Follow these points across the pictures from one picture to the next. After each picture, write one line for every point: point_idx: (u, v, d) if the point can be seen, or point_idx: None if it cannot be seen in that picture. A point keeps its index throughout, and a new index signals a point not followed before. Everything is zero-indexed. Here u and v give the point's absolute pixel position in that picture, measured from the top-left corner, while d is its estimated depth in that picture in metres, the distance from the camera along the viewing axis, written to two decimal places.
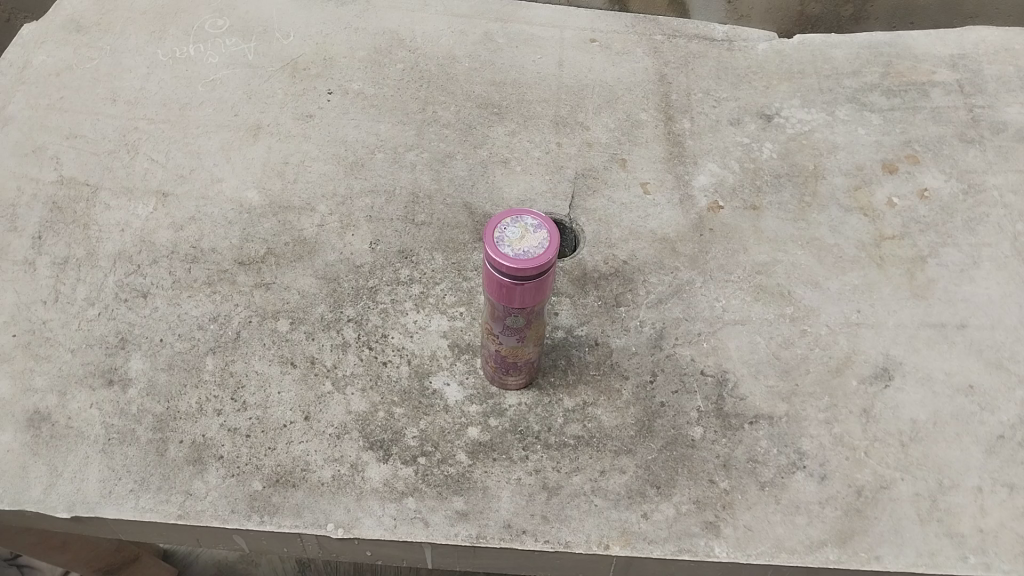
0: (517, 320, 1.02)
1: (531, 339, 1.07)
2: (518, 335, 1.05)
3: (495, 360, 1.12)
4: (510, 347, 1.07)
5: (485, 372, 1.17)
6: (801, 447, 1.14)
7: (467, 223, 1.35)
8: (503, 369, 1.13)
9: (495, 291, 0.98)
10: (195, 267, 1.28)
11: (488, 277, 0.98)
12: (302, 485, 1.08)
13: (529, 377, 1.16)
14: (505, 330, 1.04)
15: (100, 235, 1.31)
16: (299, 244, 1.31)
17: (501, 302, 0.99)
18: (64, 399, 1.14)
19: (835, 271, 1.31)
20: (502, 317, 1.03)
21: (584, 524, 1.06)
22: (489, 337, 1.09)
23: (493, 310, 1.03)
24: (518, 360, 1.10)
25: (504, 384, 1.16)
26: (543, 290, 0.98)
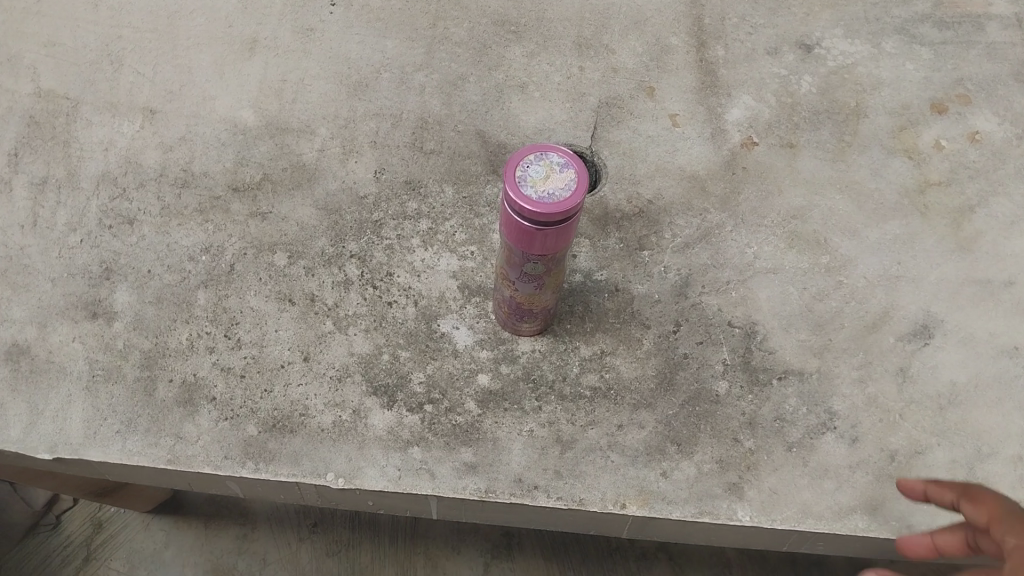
0: (536, 267, 0.94)
1: (549, 287, 0.98)
2: (536, 282, 0.97)
3: (509, 307, 1.04)
4: (526, 294, 0.99)
5: (497, 317, 1.10)
6: (832, 407, 1.07)
7: (479, 152, 1.25)
8: (517, 317, 1.05)
9: (514, 235, 0.89)
10: (185, 193, 1.18)
11: (507, 220, 0.89)
12: (301, 430, 1.01)
13: (545, 324, 1.08)
14: (522, 276, 0.96)
15: (81, 153, 1.20)
16: (297, 170, 1.21)
17: (520, 248, 0.91)
18: (45, 332, 1.07)
19: (875, 219, 1.22)
20: (520, 263, 0.94)
21: (600, 481, 1.00)
22: (504, 283, 1.00)
23: (510, 255, 0.94)
24: (534, 308, 1.02)
25: (518, 332, 1.09)
26: (566, 237, 0.89)
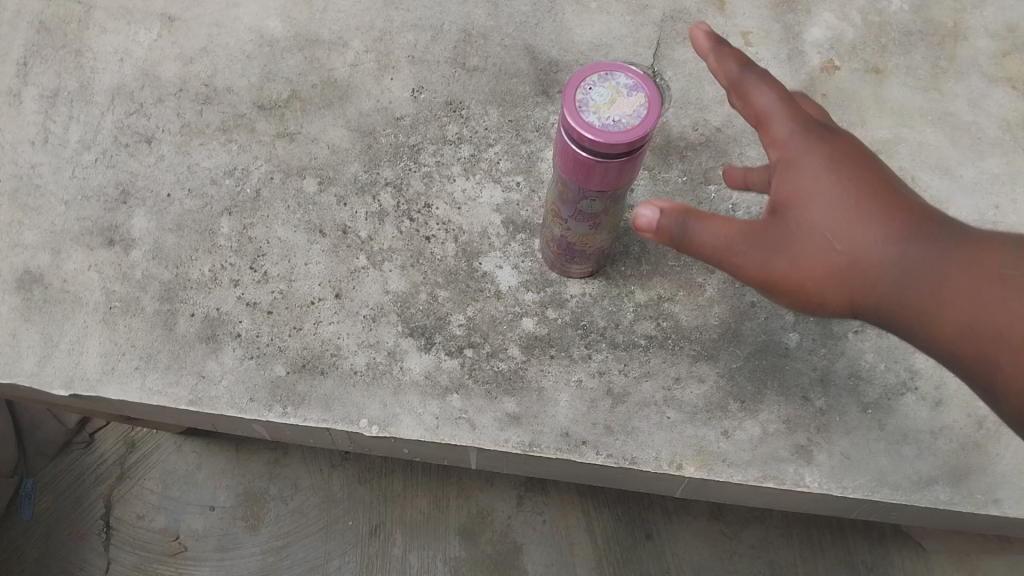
0: (593, 204, 0.83)
1: (605, 226, 0.88)
2: (591, 220, 0.86)
3: (559, 246, 0.94)
4: (579, 233, 0.89)
5: (545, 256, 1.00)
6: (913, 365, 0.97)
7: (528, 70, 1.12)
8: (567, 257, 0.95)
9: (570, 167, 0.78)
10: (206, 109, 1.08)
11: (563, 149, 0.78)
12: (332, 373, 0.94)
13: (597, 265, 0.98)
14: (576, 213, 0.86)
15: (95, 63, 1.10)
16: (328, 86, 1.10)
17: (576, 182, 0.80)
18: (58, 259, 0.99)
19: (971, 156, 1.09)
20: (575, 200, 0.84)
21: (654, 438, 0.92)
22: (555, 220, 0.90)
23: (563, 189, 0.84)
24: (587, 247, 0.92)
25: (567, 273, 0.99)
26: (630, 171, 0.78)
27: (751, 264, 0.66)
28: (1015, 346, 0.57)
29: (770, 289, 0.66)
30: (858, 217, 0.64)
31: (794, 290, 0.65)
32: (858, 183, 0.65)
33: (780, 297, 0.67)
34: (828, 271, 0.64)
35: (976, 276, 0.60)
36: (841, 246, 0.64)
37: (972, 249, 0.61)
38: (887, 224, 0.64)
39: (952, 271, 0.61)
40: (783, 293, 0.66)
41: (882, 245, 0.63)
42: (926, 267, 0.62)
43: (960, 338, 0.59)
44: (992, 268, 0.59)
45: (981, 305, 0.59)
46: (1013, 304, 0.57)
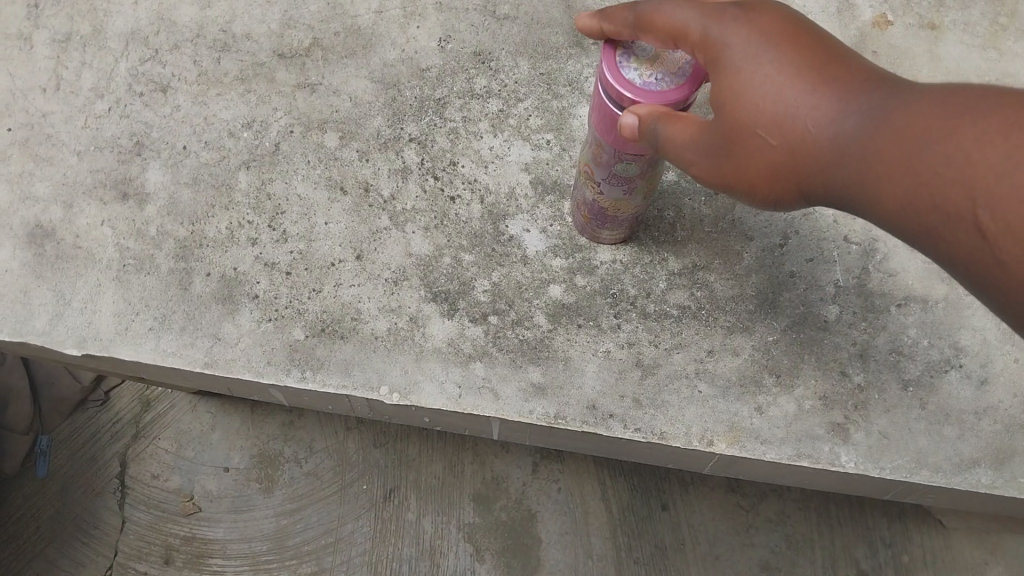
0: (628, 167, 0.78)
1: (640, 193, 0.83)
2: (625, 186, 0.82)
3: (589, 209, 0.89)
4: (611, 198, 0.85)
5: (574, 219, 0.95)
6: (958, 342, 0.93)
7: (562, 20, 1.06)
8: (598, 222, 0.91)
9: (607, 126, 0.73)
10: (224, 57, 1.03)
11: (600, 108, 0.73)
12: (352, 337, 0.90)
13: (629, 233, 0.94)
14: (609, 177, 0.81)
15: (108, 6, 1.05)
16: (351, 34, 1.05)
17: (612, 142, 0.75)
18: (70, 213, 0.96)
19: None
20: (609, 163, 0.79)
21: (685, 413, 0.89)
22: (585, 182, 0.86)
23: (597, 150, 0.79)
24: (620, 213, 0.87)
25: (598, 238, 0.94)
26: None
27: (707, 173, 0.64)
28: (964, 223, 0.51)
29: (735, 192, 0.65)
30: (784, 104, 0.59)
31: (757, 192, 0.63)
32: (779, 61, 0.60)
33: (748, 198, 0.65)
34: (778, 169, 0.61)
35: (919, 141, 0.54)
36: (780, 140, 0.60)
37: (910, 110, 0.55)
38: (829, 99, 0.58)
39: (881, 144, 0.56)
40: (749, 194, 0.64)
41: (827, 125, 0.58)
42: (869, 145, 0.56)
43: (913, 217, 0.54)
44: (937, 126, 0.53)
45: (930, 176, 0.53)
46: (963, 172, 0.51)
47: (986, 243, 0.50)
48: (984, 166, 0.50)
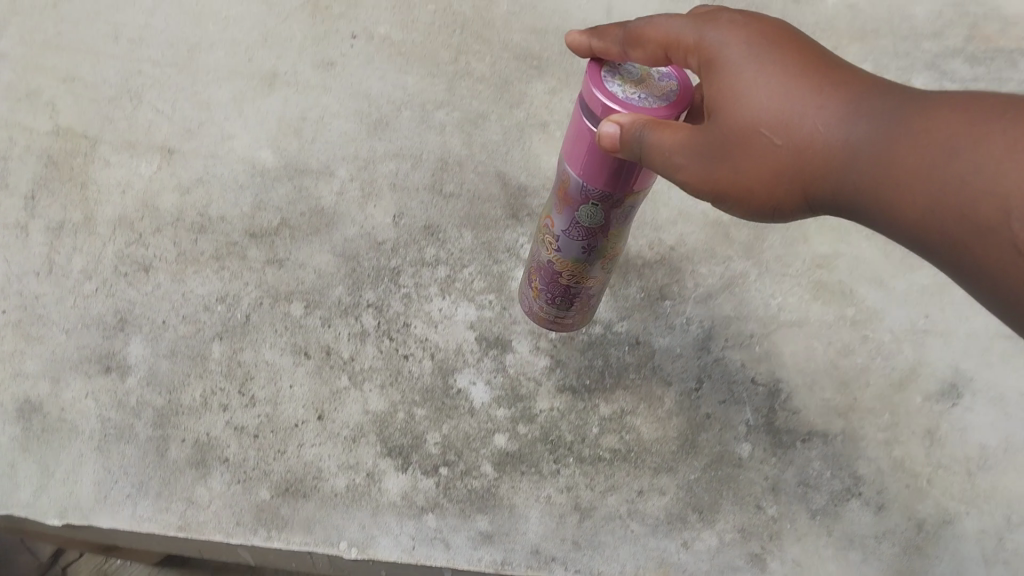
0: (593, 213, 0.90)
1: (598, 251, 0.95)
2: (585, 238, 0.94)
3: (543, 276, 1.03)
4: (569, 259, 0.97)
5: (527, 294, 1.11)
6: (858, 472, 1.04)
7: (499, 195, 1.24)
8: (550, 289, 1.04)
9: (577, 159, 0.84)
10: (201, 238, 1.16)
11: (570, 143, 0.84)
12: (314, 495, 1.00)
13: (572, 318, 1.09)
14: (573, 223, 0.92)
15: (98, 197, 1.19)
16: (315, 214, 1.20)
17: (580, 177, 0.86)
18: (57, 387, 1.05)
19: (903, 269, 1.22)
20: (570, 208, 0.91)
21: (619, 552, 0.98)
22: (547, 237, 0.98)
23: (564, 192, 0.90)
24: (573, 280, 1.01)
25: (543, 318, 1.10)
26: (634, 184, 0.85)
27: (697, 177, 0.73)
28: (996, 233, 0.60)
29: (725, 197, 0.74)
30: (796, 107, 0.70)
31: (751, 195, 0.73)
32: (795, 78, 0.71)
33: (737, 203, 0.75)
34: (777, 169, 0.71)
35: (928, 149, 0.64)
36: (786, 142, 0.70)
37: (924, 120, 0.66)
38: (839, 109, 0.69)
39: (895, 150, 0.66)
40: (740, 196, 0.74)
41: (822, 133, 0.69)
42: (880, 150, 0.67)
43: (915, 221, 0.66)
44: (947, 139, 0.64)
45: (955, 184, 0.62)
46: (994, 188, 0.60)
47: (977, 211, 0.61)
48: (1000, 175, 0.60)
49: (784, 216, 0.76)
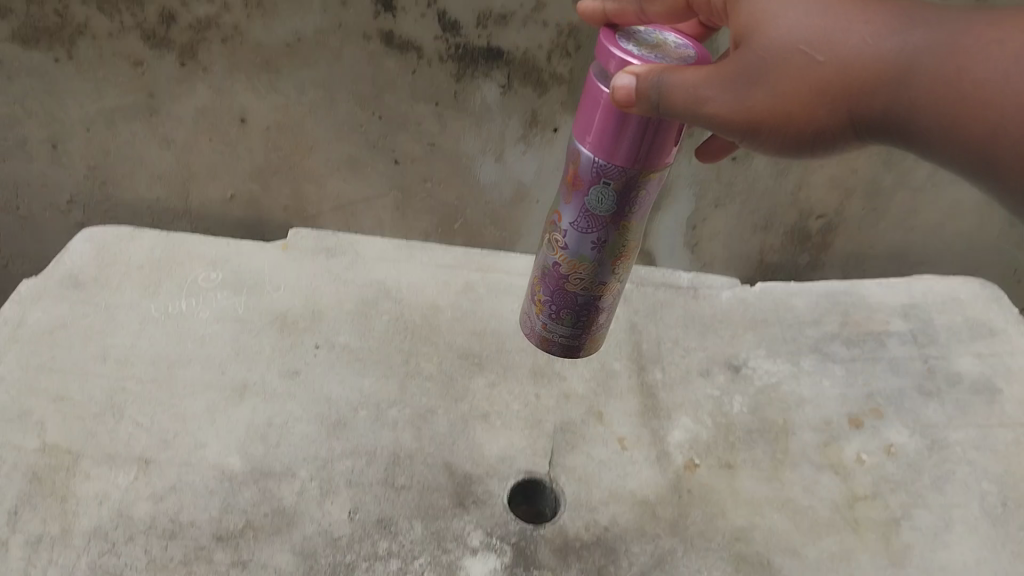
0: (602, 198, 1.17)
1: (606, 248, 1.25)
2: (593, 230, 1.24)
3: (551, 283, 1.36)
4: (575, 257, 1.28)
5: (534, 314, 1.47)
6: None
7: (447, 484, 1.35)
8: (555, 297, 1.38)
9: (588, 128, 1.10)
10: (172, 543, 1.21)
11: (582, 116, 1.11)
12: None
13: (573, 342, 1.47)
14: (584, 211, 1.21)
15: (75, 508, 1.24)
16: (278, 514, 1.27)
17: (590, 148, 1.12)
18: None
19: (812, 537, 1.34)
20: (582, 198, 1.20)
21: None
22: (556, 249, 1.30)
23: (575, 178, 1.19)
24: (580, 287, 1.33)
25: (551, 342, 1.49)
26: (641, 161, 1.10)
27: (735, 107, 0.93)
28: None
29: (760, 129, 0.94)
30: (838, 33, 0.90)
31: (790, 117, 0.92)
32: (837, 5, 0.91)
33: (772, 131, 0.94)
34: (815, 87, 0.90)
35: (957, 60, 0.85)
36: (829, 56, 0.89)
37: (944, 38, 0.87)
38: (868, 23, 0.90)
39: (923, 60, 0.87)
40: (774, 121, 0.93)
41: (865, 49, 0.89)
42: (916, 57, 0.87)
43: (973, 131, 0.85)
44: (971, 57, 0.85)
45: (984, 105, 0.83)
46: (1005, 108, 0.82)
47: None
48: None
49: (808, 146, 0.96)
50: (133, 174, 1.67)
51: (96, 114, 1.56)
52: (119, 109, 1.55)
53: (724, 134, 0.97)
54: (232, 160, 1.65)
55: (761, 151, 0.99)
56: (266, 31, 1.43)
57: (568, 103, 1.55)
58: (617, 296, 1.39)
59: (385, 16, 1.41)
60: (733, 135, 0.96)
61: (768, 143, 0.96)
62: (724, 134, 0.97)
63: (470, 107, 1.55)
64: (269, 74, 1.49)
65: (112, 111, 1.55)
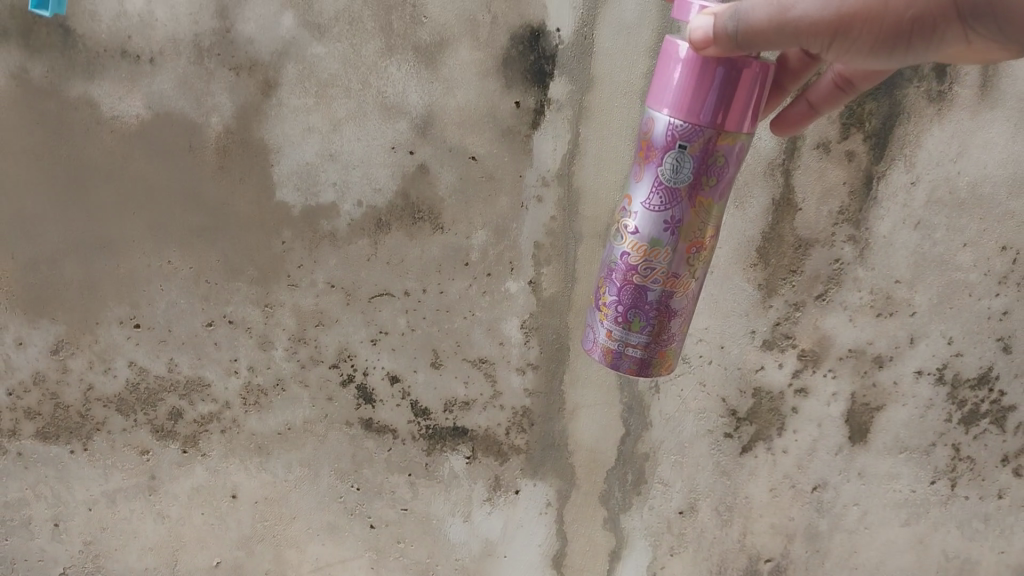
0: (678, 167, 0.92)
1: (681, 230, 0.95)
2: (668, 207, 0.94)
3: (617, 278, 1.00)
4: (648, 242, 0.96)
5: (594, 324, 1.05)
6: None
7: None
8: (624, 298, 1.00)
9: (664, 89, 0.90)
10: None
11: (659, 79, 0.91)
12: None
13: (646, 355, 1.02)
14: (655, 185, 0.94)
15: None
16: None
17: (670, 113, 0.89)
18: None
19: None
20: (651, 193, 0.94)
21: None
22: (623, 233, 0.98)
23: (648, 151, 0.94)
24: (651, 279, 0.98)
25: (618, 357, 1.03)
26: (727, 120, 0.88)
27: (824, 7, 0.82)
28: None
29: (851, 24, 0.83)
30: None
31: (882, 17, 0.81)
32: None
33: (864, 29, 0.83)
34: None
35: None
36: None
37: None
38: None
39: None
40: (865, 23, 0.82)
41: None
42: None
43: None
44: None
45: None
46: None
47: None
48: None
49: (905, 41, 0.83)
50: (127, 546, 1.68)
51: (98, 496, 1.66)
52: (121, 491, 1.66)
53: (810, 44, 0.86)
54: (221, 531, 1.67)
55: (851, 55, 0.87)
56: (260, 423, 1.61)
57: (527, 467, 1.62)
58: (689, 307, 1.03)
59: (366, 407, 1.59)
60: (821, 41, 0.85)
61: (858, 47, 0.85)
62: (808, 45, 0.86)
63: (440, 474, 1.62)
64: (260, 457, 1.63)
65: (114, 492, 1.66)
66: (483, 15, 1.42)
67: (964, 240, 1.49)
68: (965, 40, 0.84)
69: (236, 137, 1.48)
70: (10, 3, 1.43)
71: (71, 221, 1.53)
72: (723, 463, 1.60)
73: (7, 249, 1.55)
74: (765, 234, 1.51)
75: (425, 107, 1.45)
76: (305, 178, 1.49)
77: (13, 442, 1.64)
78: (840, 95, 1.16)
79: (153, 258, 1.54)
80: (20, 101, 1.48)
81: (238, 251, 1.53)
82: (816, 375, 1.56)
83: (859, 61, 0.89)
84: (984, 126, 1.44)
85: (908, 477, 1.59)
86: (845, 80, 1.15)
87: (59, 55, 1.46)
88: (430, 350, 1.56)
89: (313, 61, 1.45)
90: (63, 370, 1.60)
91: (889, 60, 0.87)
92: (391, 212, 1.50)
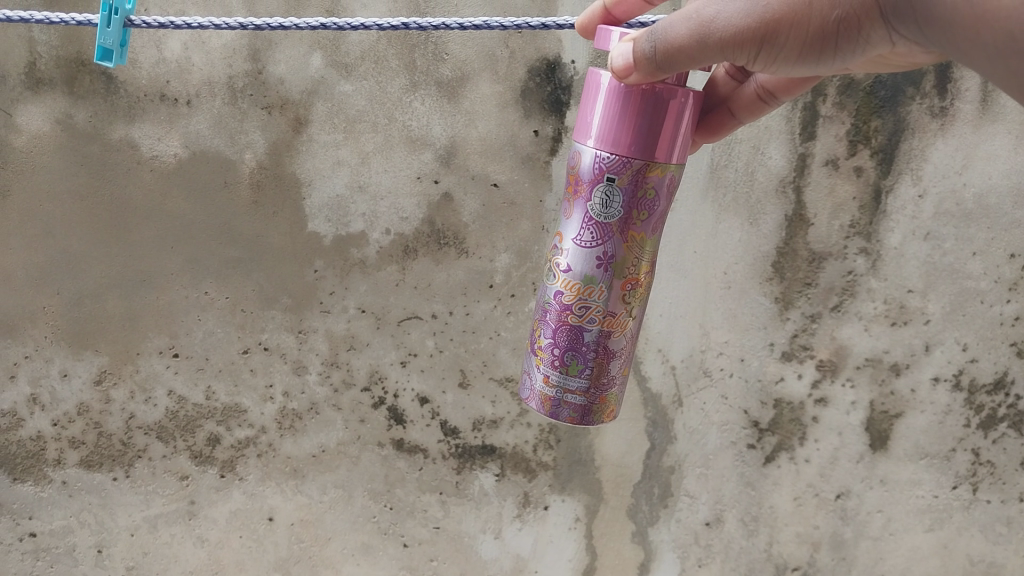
0: (608, 201, 0.91)
1: (615, 266, 0.93)
2: (599, 242, 0.93)
3: (552, 320, 0.97)
4: (581, 279, 0.94)
5: (530, 371, 1.01)
6: None
7: None
8: (560, 339, 0.97)
9: (588, 123, 0.90)
10: None
11: (584, 112, 0.91)
12: None
13: (586, 402, 0.97)
14: (585, 221, 0.93)
15: None
16: None
17: (596, 145, 0.89)
18: None
19: None
20: (583, 229, 0.93)
21: None
22: (555, 271, 0.96)
23: (577, 186, 0.93)
24: (587, 319, 0.95)
25: (557, 404, 0.98)
26: (654, 150, 0.88)
27: (745, 14, 0.80)
28: None
29: (777, 30, 0.80)
30: None
31: (807, 19, 0.78)
32: None
33: (790, 35, 0.80)
34: None
35: None
36: None
37: None
38: None
39: None
40: (791, 27, 0.79)
41: None
42: None
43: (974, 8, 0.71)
44: None
45: None
46: None
47: None
48: None
49: (833, 44, 0.80)
50: (167, 570, 1.72)
51: (140, 522, 1.71)
52: (163, 515, 1.70)
53: (736, 55, 0.84)
54: (259, 553, 1.70)
55: (779, 63, 0.84)
56: (296, 446, 1.66)
57: (556, 484, 1.66)
58: (629, 349, 1.00)
59: (397, 428, 1.64)
60: (748, 52, 0.83)
61: (785, 55, 0.82)
62: (735, 57, 0.84)
63: (470, 492, 1.66)
64: (295, 480, 1.68)
65: (156, 517, 1.70)
66: (502, 50, 1.50)
67: (973, 249, 1.54)
68: (890, 42, 0.80)
69: (268, 171, 1.55)
70: (56, 54, 1.52)
71: (113, 256, 1.60)
72: (748, 474, 1.63)
73: (53, 287, 1.62)
74: (779, 249, 1.56)
75: (449, 138, 1.52)
76: (335, 209, 1.56)
77: (58, 471, 1.69)
78: (761, 106, 1.14)
79: (191, 291, 1.61)
80: (65, 145, 1.56)
81: (272, 280, 1.60)
82: (835, 384, 1.60)
83: (790, 68, 0.86)
84: (987, 139, 1.50)
85: (932, 482, 1.61)
86: (768, 92, 1.13)
87: (101, 100, 1.54)
88: (457, 370, 1.61)
89: (342, 98, 1.52)
90: (106, 400, 1.66)
91: (818, 66, 0.84)
92: (418, 239, 1.57)
